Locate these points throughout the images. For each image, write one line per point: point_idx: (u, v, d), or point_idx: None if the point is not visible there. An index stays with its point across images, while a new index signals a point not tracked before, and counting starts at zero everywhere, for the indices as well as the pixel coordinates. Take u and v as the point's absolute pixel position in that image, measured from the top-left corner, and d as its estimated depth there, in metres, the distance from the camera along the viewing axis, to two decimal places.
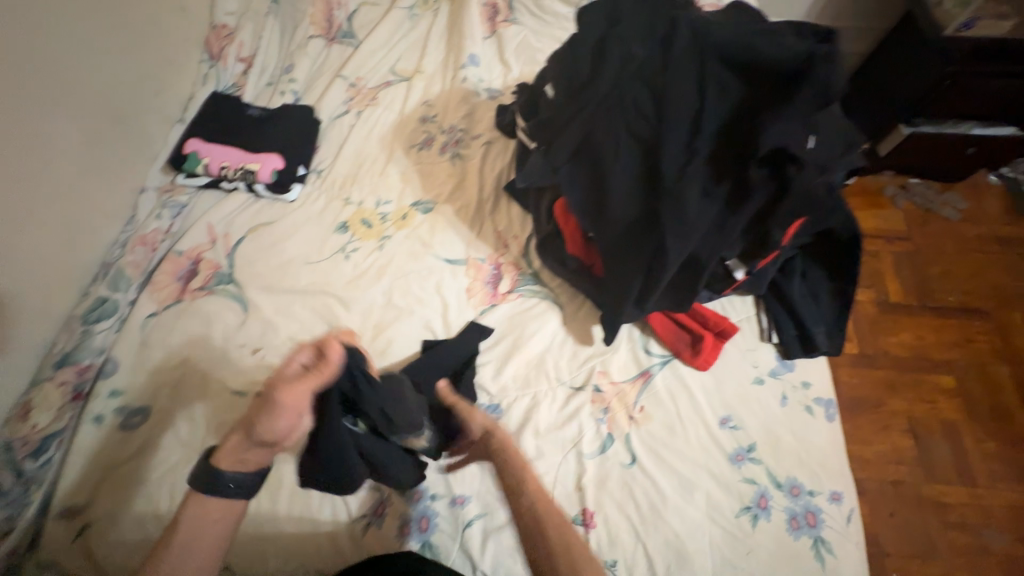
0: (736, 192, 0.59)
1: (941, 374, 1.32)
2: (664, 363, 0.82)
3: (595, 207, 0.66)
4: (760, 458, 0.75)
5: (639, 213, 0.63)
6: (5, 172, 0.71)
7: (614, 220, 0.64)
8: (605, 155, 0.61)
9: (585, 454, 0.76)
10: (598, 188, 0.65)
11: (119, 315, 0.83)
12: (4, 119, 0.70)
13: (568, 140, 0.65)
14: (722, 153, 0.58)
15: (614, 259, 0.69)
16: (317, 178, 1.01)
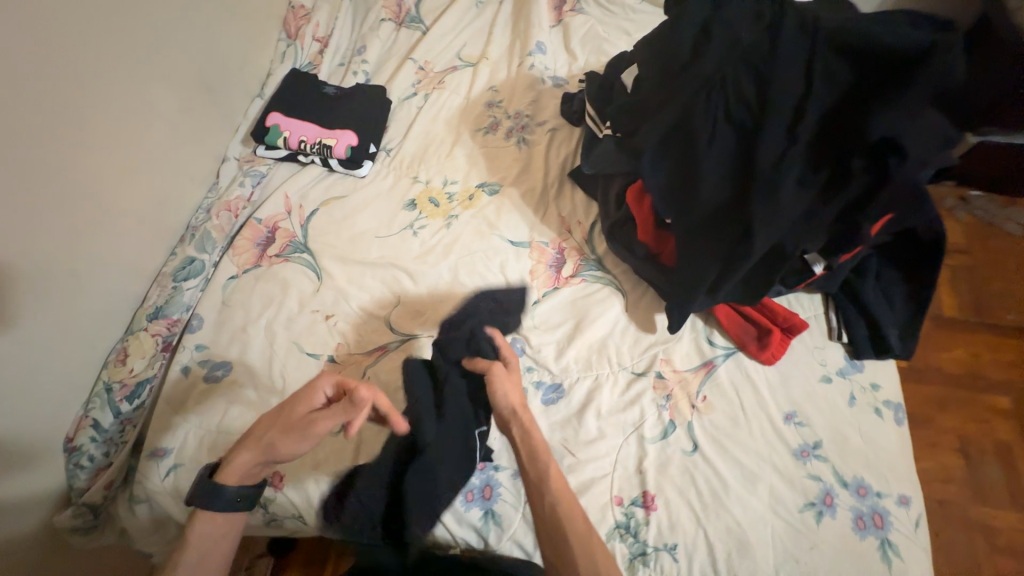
0: (832, 181, 0.59)
1: (997, 396, 1.27)
2: (727, 355, 0.82)
3: (679, 195, 0.66)
4: (826, 455, 0.74)
5: (728, 201, 0.63)
6: (106, 135, 0.76)
7: (699, 205, 0.65)
8: (699, 137, 0.61)
9: (647, 438, 0.77)
10: (687, 175, 0.64)
11: (204, 274, 0.88)
12: (104, 85, 0.75)
13: (658, 122, 0.65)
14: (824, 144, 0.58)
15: (692, 246, 0.69)
16: (388, 156, 1.04)
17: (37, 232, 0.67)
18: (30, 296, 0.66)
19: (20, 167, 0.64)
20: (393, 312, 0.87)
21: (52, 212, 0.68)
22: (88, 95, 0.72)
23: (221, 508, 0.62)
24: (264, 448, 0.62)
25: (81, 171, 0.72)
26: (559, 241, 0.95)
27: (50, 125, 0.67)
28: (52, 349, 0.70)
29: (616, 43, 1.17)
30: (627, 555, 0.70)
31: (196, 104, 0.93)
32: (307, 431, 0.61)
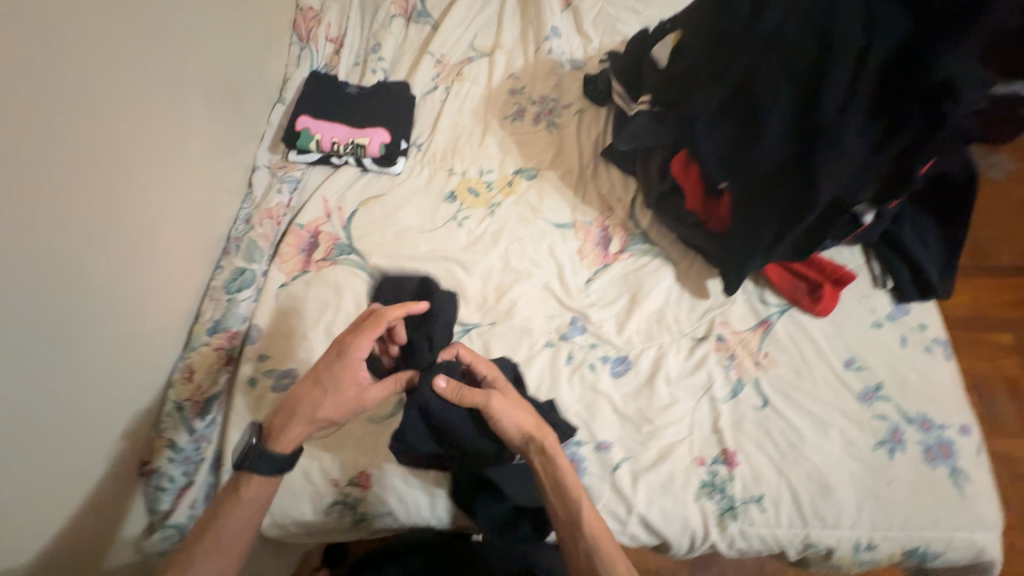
0: (892, 130, 0.64)
1: (1000, 333, 1.34)
2: (782, 312, 0.85)
3: (737, 157, 0.73)
4: (888, 396, 0.78)
5: (787, 159, 0.69)
6: (152, 149, 0.73)
7: (761, 163, 0.70)
8: (762, 98, 0.67)
9: (718, 398, 0.79)
10: (744, 138, 0.71)
11: (256, 285, 0.86)
12: (146, 98, 0.72)
13: (718, 89, 0.71)
14: (879, 96, 0.63)
15: (744, 208, 0.76)
16: (418, 151, 1.04)
17: (106, 252, 0.65)
18: (99, 318, 0.65)
19: (91, 187, 0.62)
20: None
21: (118, 231, 0.67)
22: (138, 109, 0.70)
23: (268, 473, 0.61)
24: (307, 412, 0.62)
25: (138, 186, 0.71)
26: (602, 220, 0.96)
27: (111, 142, 0.66)
28: (119, 370, 0.69)
29: (627, 23, 1.19)
30: (717, 511, 0.73)
31: (224, 113, 0.92)
32: (351, 398, 0.63)
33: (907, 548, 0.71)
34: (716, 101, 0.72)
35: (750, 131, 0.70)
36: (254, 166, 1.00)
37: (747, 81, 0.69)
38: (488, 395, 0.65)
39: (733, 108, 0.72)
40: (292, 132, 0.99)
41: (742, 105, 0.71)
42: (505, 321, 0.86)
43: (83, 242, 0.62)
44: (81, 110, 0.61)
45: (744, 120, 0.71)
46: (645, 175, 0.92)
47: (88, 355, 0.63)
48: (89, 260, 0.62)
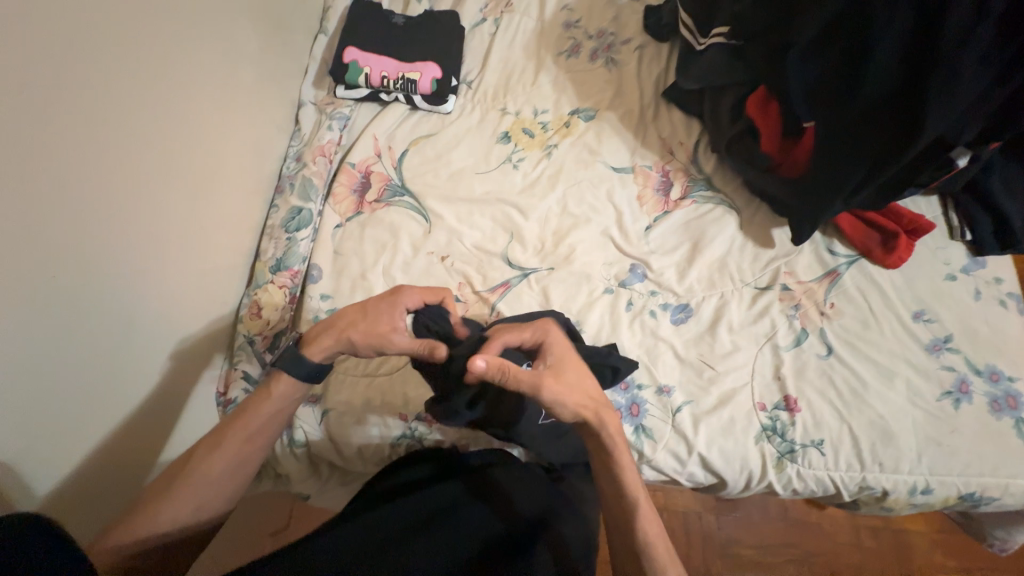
0: (1016, 59, 0.60)
1: None
2: (851, 262, 0.83)
3: (833, 90, 0.70)
4: (957, 347, 0.77)
5: (891, 93, 0.66)
6: (199, 74, 0.71)
7: (862, 96, 0.67)
8: (876, 21, 0.63)
9: (781, 346, 0.79)
10: (848, 69, 0.68)
11: (313, 225, 0.86)
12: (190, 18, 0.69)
13: (824, 13, 0.67)
14: (1006, 28, 0.60)
15: (831, 147, 0.72)
16: (469, 89, 0.99)
17: (160, 180, 0.65)
18: (162, 248, 0.65)
19: (138, 110, 0.61)
20: (510, 247, 0.86)
21: (169, 158, 0.66)
22: (178, 30, 0.67)
23: (303, 376, 0.61)
24: (340, 334, 0.62)
25: (185, 114, 0.69)
26: (662, 164, 0.92)
27: (155, 64, 0.63)
28: (184, 301, 0.70)
29: None
30: (775, 454, 0.74)
31: (268, 42, 0.87)
32: (381, 333, 0.61)
33: (963, 494, 0.72)
34: (820, 26, 0.68)
35: (856, 60, 0.67)
36: (300, 103, 0.96)
37: (861, 4, 0.64)
38: (538, 382, 0.56)
39: (836, 36, 0.68)
40: (340, 66, 0.94)
41: (847, 32, 0.66)
42: (564, 267, 0.84)
43: (136, 168, 0.61)
44: (122, 25, 0.58)
45: (848, 49, 0.67)
46: (714, 118, 0.88)
47: (156, 283, 0.64)
48: (144, 187, 0.62)
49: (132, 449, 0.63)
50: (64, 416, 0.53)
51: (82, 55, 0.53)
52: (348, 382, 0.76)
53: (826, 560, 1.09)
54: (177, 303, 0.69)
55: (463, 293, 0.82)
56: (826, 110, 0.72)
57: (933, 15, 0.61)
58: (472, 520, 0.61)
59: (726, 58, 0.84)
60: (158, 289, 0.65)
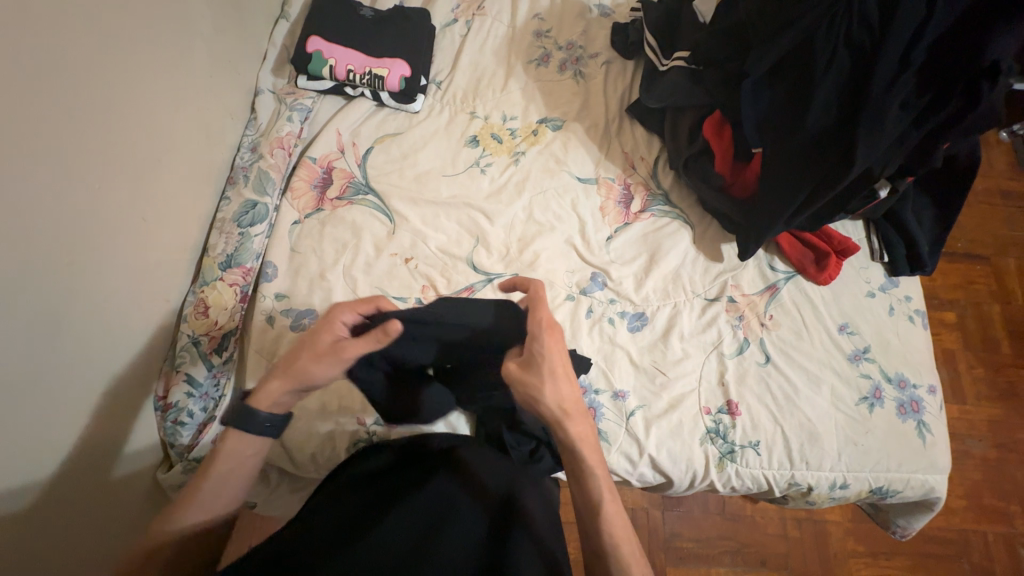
0: (929, 106, 0.69)
1: (944, 312, 1.42)
2: (788, 278, 0.90)
3: (780, 121, 0.76)
4: (874, 357, 0.86)
5: (829, 127, 0.73)
6: (145, 53, 0.66)
7: (804, 128, 0.73)
8: (818, 62, 0.70)
9: (726, 354, 0.85)
10: (794, 101, 0.74)
11: (269, 220, 0.82)
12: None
13: (775, 49, 0.73)
14: (923, 78, 0.68)
15: (774, 172, 0.78)
16: (438, 89, 0.98)
17: (102, 165, 0.60)
18: (103, 238, 0.61)
19: (76, 89, 0.56)
20: (475, 252, 0.86)
21: (112, 142, 0.61)
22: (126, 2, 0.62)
23: (254, 431, 0.57)
24: (288, 369, 0.57)
25: (132, 95, 0.64)
26: (624, 178, 0.95)
27: (97, 39, 0.58)
28: (126, 295, 0.66)
29: None
30: (717, 454, 0.79)
31: (226, 24, 0.83)
32: (330, 356, 0.56)
33: (873, 487, 0.81)
34: (774, 59, 0.73)
35: (801, 94, 0.73)
36: (257, 90, 0.92)
37: (808, 41, 0.71)
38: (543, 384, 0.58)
39: (787, 70, 0.74)
40: (303, 55, 0.90)
41: (796, 67, 0.73)
42: (528, 273, 0.86)
43: (75, 151, 0.56)
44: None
45: (796, 83, 0.74)
46: (673, 137, 0.93)
47: (93, 279, 0.60)
48: (84, 172, 0.57)
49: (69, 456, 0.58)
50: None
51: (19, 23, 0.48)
52: None
53: (757, 549, 1.19)
54: (118, 296, 0.64)
55: (426, 296, 0.81)
56: (773, 136, 0.78)
57: (866, 61, 0.68)
58: (441, 501, 0.61)
59: (686, 81, 0.89)
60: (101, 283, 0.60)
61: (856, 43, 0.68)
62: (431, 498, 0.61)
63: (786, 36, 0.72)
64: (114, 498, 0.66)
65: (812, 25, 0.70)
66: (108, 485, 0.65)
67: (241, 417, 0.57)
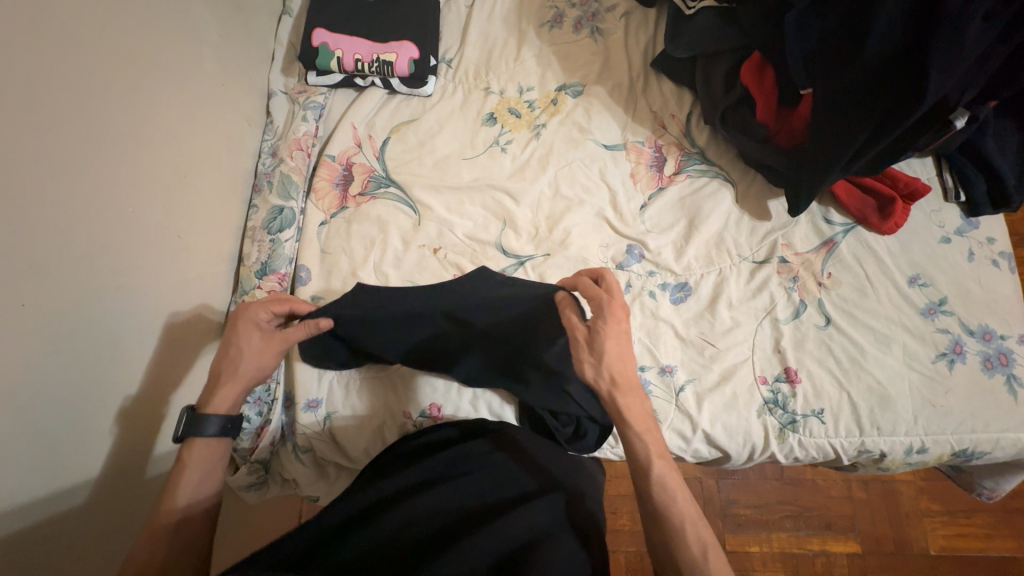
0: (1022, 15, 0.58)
1: None
2: (847, 230, 0.82)
3: (835, 56, 0.67)
4: (952, 310, 0.78)
5: (893, 56, 0.63)
6: (155, 74, 0.66)
7: (863, 60, 0.64)
8: None
9: (780, 319, 0.79)
10: (851, 30, 0.65)
11: (297, 223, 0.81)
12: (136, 13, 0.63)
13: None
14: None
15: (827, 115, 0.70)
16: (449, 68, 0.93)
17: (127, 189, 0.61)
18: (141, 262, 0.63)
19: (94, 121, 0.56)
20: (503, 235, 0.83)
21: (132, 169, 0.62)
22: (125, 20, 0.62)
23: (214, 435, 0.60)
24: (233, 375, 0.63)
25: (146, 115, 0.64)
26: (655, 139, 0.89)
27: (104, 66, 0.58)
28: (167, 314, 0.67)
29: None
30: (778, 425, 0.75)
31: (229, 27, 0.81)
32: (270, 349, 0.64)
33: (957, 450, 0.74)
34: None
35: (860, 20, 0.63)
36: (269, 92, 0.90)
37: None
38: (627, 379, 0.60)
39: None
40: (308, 49, 0.87)
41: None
42: (560, 252, 0.82)
43: (97, 178, 0.57)
44: (56, 22, 0.52)
45: (852, 10, 0.64)
46: (706, 87, 0.84)
47: (136, 302, 0.62)
48: (115, 201, 0.59)
49: (124, 470, 0.60)
50: (54, 441, 0.51)
51: (18, 56, 0.48)
52: (348, 383, 0.75)
53: (821, 513, 1.14)
54: (161, 314, 0.66)
55: None
56: (825, 73, 0.69)
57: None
58: (470, 491, 0.58)
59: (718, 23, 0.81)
60: (141, 308, 0.62)
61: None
62: (460, 484, 0.59)
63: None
64: (130, 504, 0.61)
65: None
66: (133, 490, 0.62)
67: (193, 426, 0.59)
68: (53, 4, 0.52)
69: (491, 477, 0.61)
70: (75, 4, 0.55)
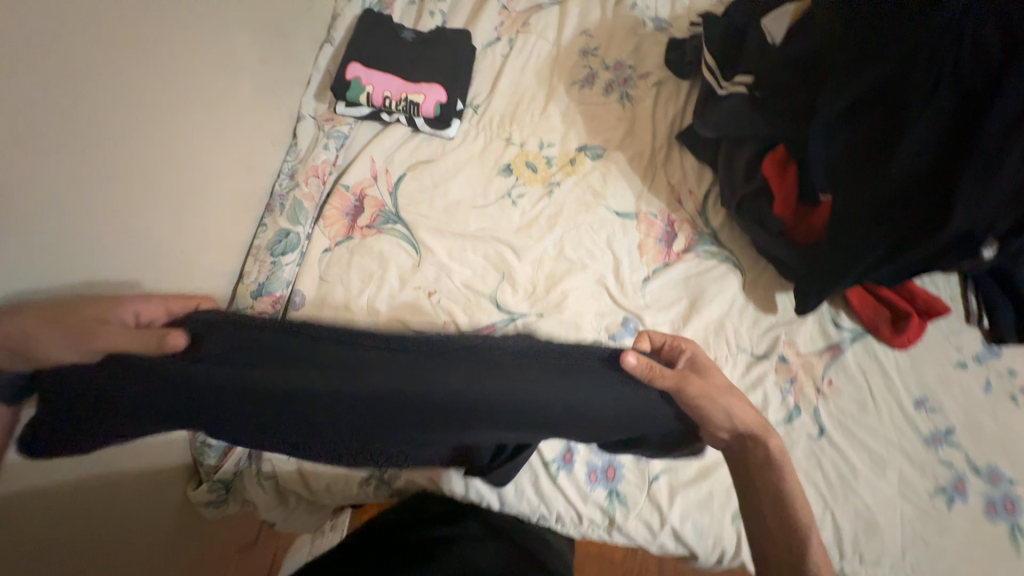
0: None
1: None
2: (855, 338, 0.79)
3: (856, 164, 0.65)
4: (958, 442, 0.72)
5: (917, 180, 0.60)
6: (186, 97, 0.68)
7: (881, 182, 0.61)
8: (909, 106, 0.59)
9: (771, 422, 0.75)
10: (877, 143, 0.62)
11: (300, 249, 0.83)
12: (180, 40, 0.66)
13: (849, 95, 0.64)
14: None
15: (843, 220, 0.66)
16: (474, 114, 0.95)
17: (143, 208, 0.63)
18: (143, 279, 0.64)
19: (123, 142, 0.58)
20: (500, 289, 0.82)
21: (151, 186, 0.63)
22: (166, 40, 0.64)
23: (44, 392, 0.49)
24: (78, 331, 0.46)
25: (173, 136, 0.66)
26: (669, 212, 0.88)
27: (142, 92, 0.61)
28: None
29: None
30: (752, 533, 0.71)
31: (270, 53, 0.85)
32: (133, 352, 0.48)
33: None
34: (852, 97, 0.64)
35: (886, 136, 0.61)
36: (299, 116, 0.93)
37: (902, 75, 0.60)
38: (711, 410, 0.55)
39: (869, 108, 0.63)
40: (341, 81, 0.89)
41: (884, 105, 0.62)
42: (553, 314, 0.80)
43: (112, 193, 0.57)
44: (100, 49, 0.55)
45: (881, 123, 0.62)
46: (728, 171, 0.82)
47: None
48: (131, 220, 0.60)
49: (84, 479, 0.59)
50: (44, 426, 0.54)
51: (55, 76, 0.50)
52: None
53: None
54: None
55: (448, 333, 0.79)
56: (844, 179, 0.66)
57: (984, 100, 0.54)
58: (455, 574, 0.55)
59: (748, 109, 0.78)
60: None
61: (963, 81, 0.55)
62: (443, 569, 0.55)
63: (867, 74, 0.62)
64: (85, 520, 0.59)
65: (904, 58, 0.59)
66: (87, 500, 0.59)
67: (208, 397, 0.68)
68: (102, 32, 0.55)
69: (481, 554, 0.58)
70: (122, 33, 0.58)
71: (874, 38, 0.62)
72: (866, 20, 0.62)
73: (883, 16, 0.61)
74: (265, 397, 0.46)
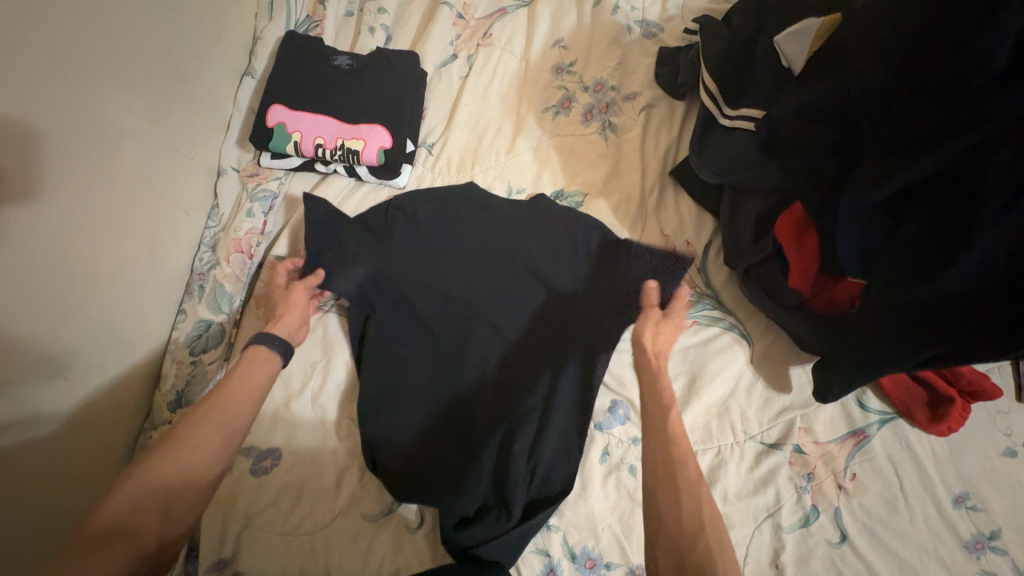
0: None
1: None
2: (884, 422, 0.67)
3: (904, 263, 0.49)
4: (1007, 549, 0.60)
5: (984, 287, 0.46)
6: (65, 183, 0.54)
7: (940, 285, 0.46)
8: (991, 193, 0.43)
9: (784, 527, 0.64)
10: (932, 244, 0.47)
11: (227, 340, 0.70)
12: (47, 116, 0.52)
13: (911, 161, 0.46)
14: None
15: (883, 329, 0.51)
16: (429, 154, 0.80)
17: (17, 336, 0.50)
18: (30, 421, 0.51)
19: None
20: (466, 375, 0.70)
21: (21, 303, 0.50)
22: (15, 128, 0.49)
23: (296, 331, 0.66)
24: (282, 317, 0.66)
25: (50, 238, 0.53)
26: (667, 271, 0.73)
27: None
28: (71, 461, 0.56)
29: None
30: None
31: (168, 103, 0.68)
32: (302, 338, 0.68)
33: None
34: (904, 181, 0.47)
35: (950, 238, 0.45)
36: (219, 170, 0.78)
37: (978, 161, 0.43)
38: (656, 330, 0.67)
39: (928, 194, 0.47)
40: (262, 130, 0.75)
41: (948, 193, 0.46)
42: (529, 401, 0.69)
43: None
44: None
45: (941, 217, 0.46)
46: (731, 225, 0.70)
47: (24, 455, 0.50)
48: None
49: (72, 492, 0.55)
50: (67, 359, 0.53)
51: None
52: (264, 541, 0.63)
53: None
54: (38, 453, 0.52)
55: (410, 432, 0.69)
56: (886, 278, 0.51)
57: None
58: None
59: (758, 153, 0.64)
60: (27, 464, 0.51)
61: None
62: None
63: (931, 155, 0.45)
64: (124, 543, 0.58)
65: (986, 139, 0.42)
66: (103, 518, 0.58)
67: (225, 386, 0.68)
68: None
69: (452, 442, 0.67)
70: None
71: (945, 103, 0.44)
72: (934, 78, 0.44)
73: (962, 73, 0.42)
74: (368, 228, 0.75)
